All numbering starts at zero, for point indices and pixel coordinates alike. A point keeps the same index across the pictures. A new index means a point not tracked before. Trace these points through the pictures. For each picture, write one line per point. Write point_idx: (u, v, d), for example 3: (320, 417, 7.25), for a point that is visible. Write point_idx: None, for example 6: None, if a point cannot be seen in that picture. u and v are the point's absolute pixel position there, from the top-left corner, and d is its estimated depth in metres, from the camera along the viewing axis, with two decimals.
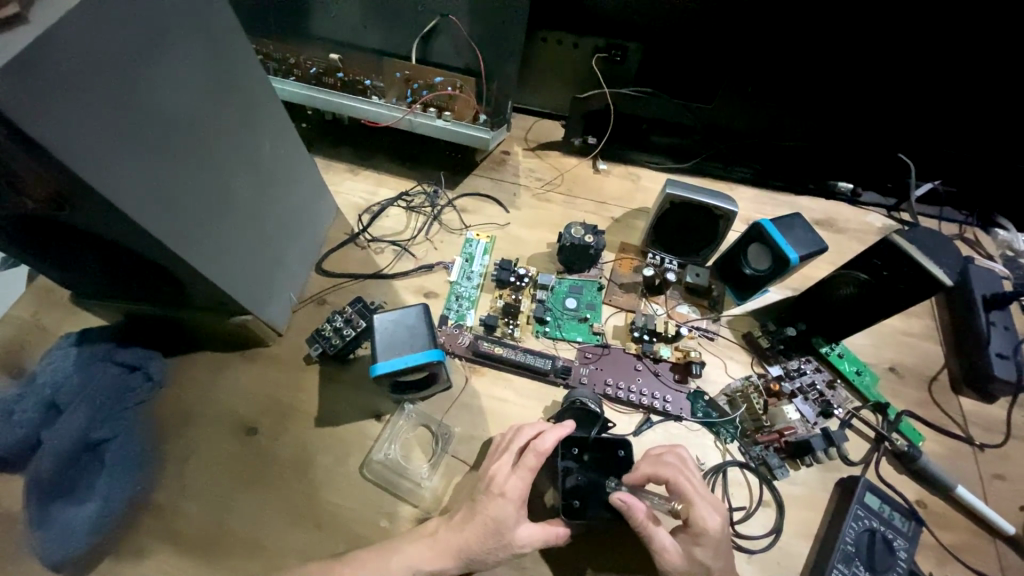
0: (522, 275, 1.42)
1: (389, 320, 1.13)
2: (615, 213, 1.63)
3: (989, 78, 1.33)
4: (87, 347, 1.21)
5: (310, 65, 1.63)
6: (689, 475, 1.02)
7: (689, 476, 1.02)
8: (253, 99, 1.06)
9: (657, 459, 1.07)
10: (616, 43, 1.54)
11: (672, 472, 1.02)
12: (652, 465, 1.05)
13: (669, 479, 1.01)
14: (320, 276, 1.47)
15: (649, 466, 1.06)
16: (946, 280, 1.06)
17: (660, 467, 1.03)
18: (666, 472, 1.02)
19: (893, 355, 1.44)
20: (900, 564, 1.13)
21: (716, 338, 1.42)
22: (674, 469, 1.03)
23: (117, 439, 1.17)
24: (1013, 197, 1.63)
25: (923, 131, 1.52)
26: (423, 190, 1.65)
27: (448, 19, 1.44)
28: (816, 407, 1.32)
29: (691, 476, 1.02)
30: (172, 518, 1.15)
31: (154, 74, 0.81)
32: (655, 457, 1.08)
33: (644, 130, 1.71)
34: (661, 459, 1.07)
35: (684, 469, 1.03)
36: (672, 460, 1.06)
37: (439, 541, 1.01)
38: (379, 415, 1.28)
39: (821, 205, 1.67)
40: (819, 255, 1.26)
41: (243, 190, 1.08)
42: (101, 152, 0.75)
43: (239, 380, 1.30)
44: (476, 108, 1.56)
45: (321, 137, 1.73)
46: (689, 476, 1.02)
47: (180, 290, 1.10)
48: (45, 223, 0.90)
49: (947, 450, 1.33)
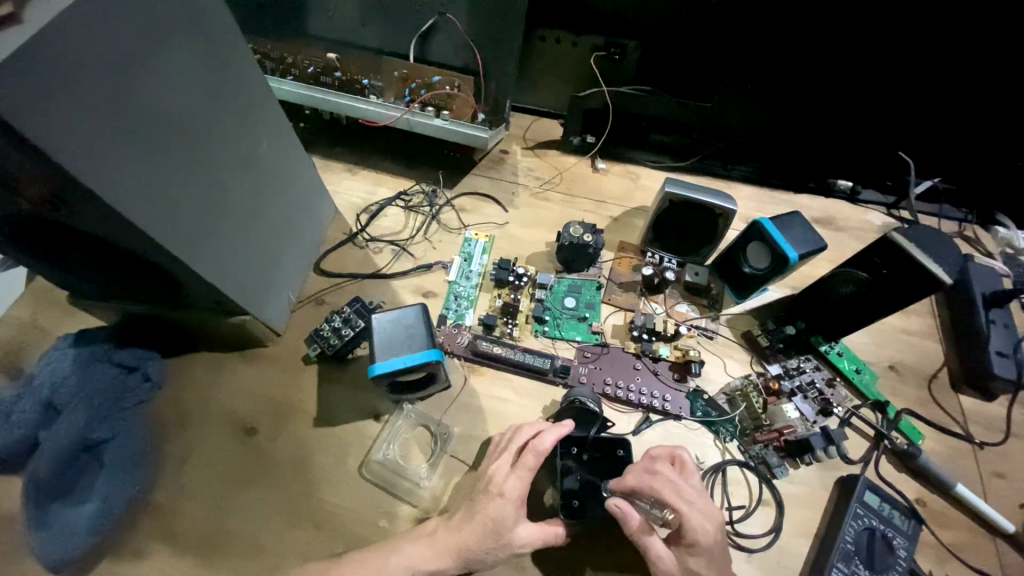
0: (522, 275, 1.42)
1: (388, 320, 1.12)
2: (614, 212, 1.63)
3: (988, 77, 1.33)
4: (85, 347, 1.19)
5: (308, 64, 1.61)
6: (683, 487, 0.98)
7: (683, 488, 0.98)
8: (252, 100, 1.06)
9: (650, 467, 1.03)
10: (616, 42, 1.53)
11: (665, 486, 0.98)
12: (643, 476, 1.01)
13: (661, 493, 0.97)
14: (319, 277, 1.46)
15: (640, 476, 1.01)
16: (946, 279, 1.07)
17: (653, 479, 0.99)
18: (659, 486, 0.98)
19: (893, 354, 1.44)
20: (900, 563, 1.12)
21: (715, 337, 1.42)
22: (667, 482, 0.99)
23: (115, 440, 1.17)
24: (1013, 195, 1.62)
25: (922, 130, 1.51)
26: (422, 189, 1.64)
27: (445, 17, 1.45)
28: (816, 406, 1.32)
29: (685, 488, 0.98)
30: (172, 518, 1.15)
31: (152, 76, 0.81)
32: (647, 465, 1.03)
33: (644, 129, 1.70)
34: (653, 468, 1.02)
35: (677, 480, 0.99)
36: (666, 469, 1.01)
37: (438, 542, 1.01)
38: (378, 415, 1.28)
39: (820, 203, 1.69)
40: (819, 253, 1.26)
41: (241, 192, 1.08)
42: (97, 154, 0.75)
43: (238, 380, 1.30)
44: (476, 107, 1.55)
45: (320, 137, 1.73)
46: (683, 487, 0.99)
47: (179, 291, 1.10)
48: (43, 225, 0.91)
49: (947, 449, 1.32)
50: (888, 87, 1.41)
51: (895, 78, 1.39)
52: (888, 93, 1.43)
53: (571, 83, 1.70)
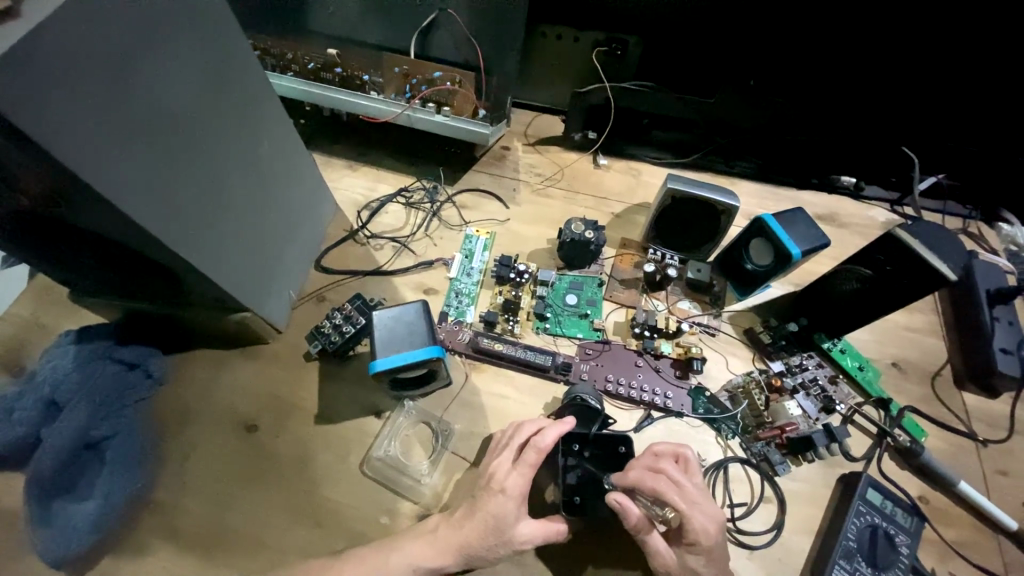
0: (522, 271, 1.40)
1: (389, 317, 1.12)
2: (615, 209, 1.63)
3: (992, 72, 1.32)
4: (87, 345, 1.20)
5: (308, 61, 1.60)
6: (686, 487, 0.97)
7: (685, 487, 0.97)
8: (252, 96, 1.06)
9: (653, 465, 1.01)
10: (616, 37, 1.53)
11: (666, 485, 0.96)
12: (645, 473, 0.99)
13: (661, 492, 0.96)
14: (319, 274, 1.46)
15: (641, 473, 0.99)
16: (951, 275, 1.05)
17: (654, 478, 0.97)
18: (660, 485, 0.96)
19: (895, 351, 1.43)
20: (902, 561, 1.12)
21: (717, 334, 1.42)
22: (670, 482, 0.97)
23: (117, 437, 1.18)
24: (1017, 191, 1.62)
25: (926, 127, 1.50)
26: (423, 186, 1.64)
27: (446, 13, 1.44)
28: (818, 403, 1.31)
29: (688, 488, 0.97)
30: (173, 515, 1.15)
31: (151, 71, 0.81)
32: (650, 462, 1.02)
33: (644, 125, 1.70)
34: (657, 466, 1.00)
35: (679, 479, 0.98)
36: (670, 469, 0.99)
37: (439, 539, 1.01)
38: (379, 412, 1.28)
39: (823, 199, 1.68)
40: (821, 249, 1.25)
41: (242, 190, 1.08)
42: (96, 150, 0.75)
43: (239, 378, 1.30)
44: (476, 103, 1.55)
45: (321, 133, 1.72)
46: (686, 487, 0.97)
47: (179, 287, 1.10)
48: (45, 223, 0.91)
49: (950, 447, 1.32)
50: (893, 82, 1.40)
51: (900, 74, 1.38)
52: (893, 90, 1.42)
53: (572, 79, 1.70)
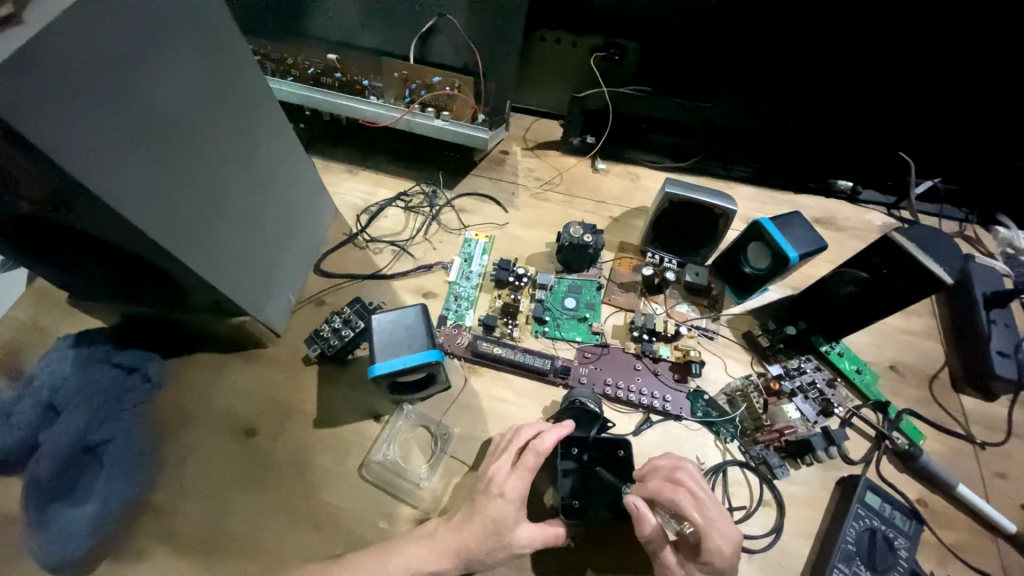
0: (521, 275, 1.41)
1: (387, 321, 1.12)
2: (615, 213, 1.63)
3: (987, 76, 1.33)
4: (86, 348, 1.20)
5: (308, 65, 1.61)
6: (705, 502, 0.97)
7: (705, 502, 0.97)
8: (252, 100, 1.06)
9: (671, 478, 1.03)
10: (616, 42, 1.54)
11: (686, 498, 0.98)
12: (664, 484, 1.01)
13: (682, 506, 0.97)
14: (319, 277, 1.46)
15: (660, 484, 1.01)
16: (946, 279, 1.06)
17: (674, 490, 0.99)
18: (680, 498, 0.98)
19: (893, 354, 1.44)
20: (901, 563, 1.12)
21: (716, 338, 1.42)
22: (689, 494, 0.99)
23: (116, 441, 1.17)
24: (1013, 194, 1.62)
25: (923, 131, 1.51)
26: (422, 190, 1.64)
27: (445, 18, 1.45)
28: (817, 407, 1.32)
29: (707, 503, 0.97)
30: (171, 519, 1.15)
31: (152, 77, 0.81)
32: (667, 474, 1.04)
33: (644, 129, 1.72)
34: (673, 478, 1.03)
35: (699, 493, 0.99)
36: (689, 482, 1.01)
37: (438, 543, 1.01)
38: (378, 415, 1.28)
39: (821, 203, 1.69)
40: (819, 253, 1.25)
41: (241, 196, 1.08)
42: (96, 153, 0.75)
43: (238, 381, 1.30)
44: (474, 108, 1.56)
45: (321, 137, 1.73)
46: (706, 502, 0.98)
47: (179, 292, 1.10)
48: (42, 226, 0.91)
49: (948, 449, 1.32)
50: (893, 85, 1.41)
51: (898, 77, 1.38)
52: (890, 93, 1.43)
53: (570, 84, 1.71)
